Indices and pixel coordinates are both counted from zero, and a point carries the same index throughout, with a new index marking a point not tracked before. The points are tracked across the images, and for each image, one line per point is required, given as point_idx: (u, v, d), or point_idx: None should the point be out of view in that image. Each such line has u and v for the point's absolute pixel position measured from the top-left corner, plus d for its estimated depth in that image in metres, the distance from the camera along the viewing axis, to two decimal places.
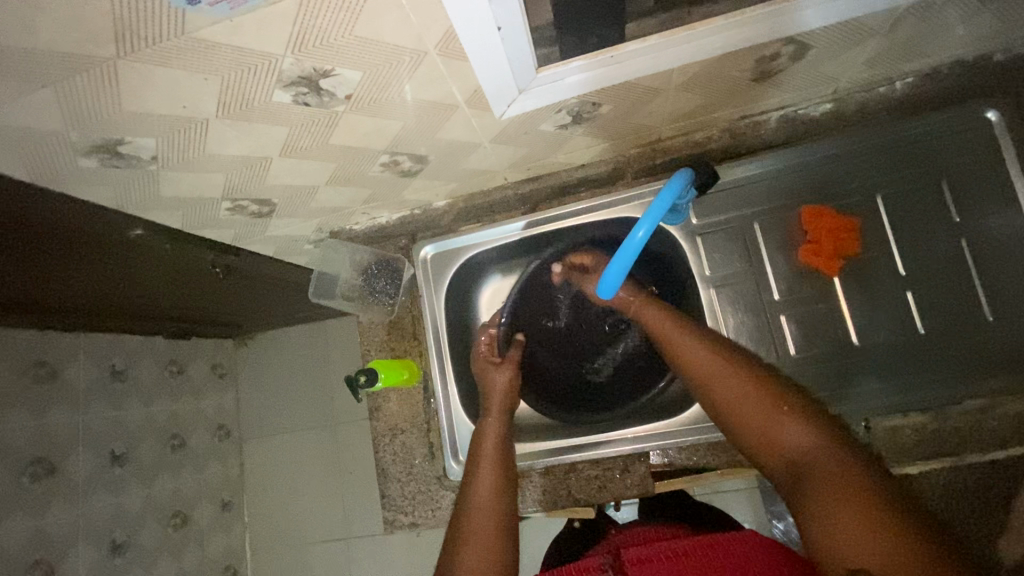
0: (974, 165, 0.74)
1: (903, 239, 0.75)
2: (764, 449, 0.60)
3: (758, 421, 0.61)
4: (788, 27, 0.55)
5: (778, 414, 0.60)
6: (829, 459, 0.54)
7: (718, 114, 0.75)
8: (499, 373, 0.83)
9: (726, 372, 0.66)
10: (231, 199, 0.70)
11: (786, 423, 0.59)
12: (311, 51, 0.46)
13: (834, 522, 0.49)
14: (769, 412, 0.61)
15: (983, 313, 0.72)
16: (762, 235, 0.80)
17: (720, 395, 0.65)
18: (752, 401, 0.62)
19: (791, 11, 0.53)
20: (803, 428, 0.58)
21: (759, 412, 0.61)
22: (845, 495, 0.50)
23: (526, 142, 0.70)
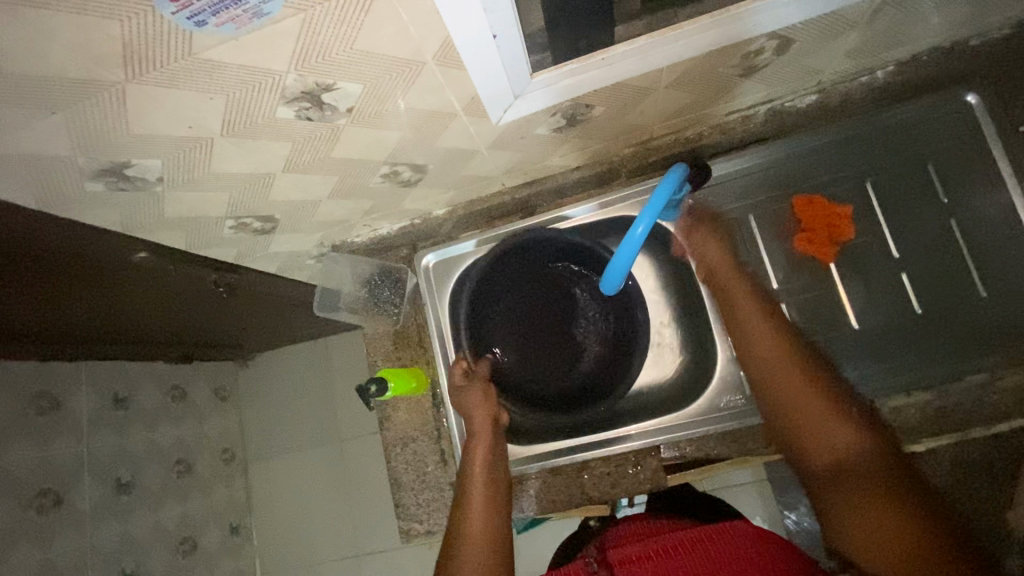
0: (956, 148, 0.76)
1: (893, 223, 0.77)
2: (808, 444, 0.65)
3: (821, 423, 0.64)
4: (753, 28, 0.57)
5: (835, 415, 0.64)
6: (882, 468, 0.60)
7: (708, 111, 0.76)
8: (472, 396, 0.81)
9: (800, 369, 0.68)
10: (234, 217, 0.71)
11: (843, 426, 0.63)
12: (314, 66, 0.47)
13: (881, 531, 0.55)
14: (828, 410, 0.65)
15: (976, 290, 0.74)
16: (758, 226, 0.82)
17: (772, 376, 0.69)
18: (816, 397, 0.66)
19: (750, 15, 0.56)
20: (857, 433, 0.63)
21: (821, 413, 0.65)
22: (898, 507, 0.56)
23: (522, 147, 0.72)
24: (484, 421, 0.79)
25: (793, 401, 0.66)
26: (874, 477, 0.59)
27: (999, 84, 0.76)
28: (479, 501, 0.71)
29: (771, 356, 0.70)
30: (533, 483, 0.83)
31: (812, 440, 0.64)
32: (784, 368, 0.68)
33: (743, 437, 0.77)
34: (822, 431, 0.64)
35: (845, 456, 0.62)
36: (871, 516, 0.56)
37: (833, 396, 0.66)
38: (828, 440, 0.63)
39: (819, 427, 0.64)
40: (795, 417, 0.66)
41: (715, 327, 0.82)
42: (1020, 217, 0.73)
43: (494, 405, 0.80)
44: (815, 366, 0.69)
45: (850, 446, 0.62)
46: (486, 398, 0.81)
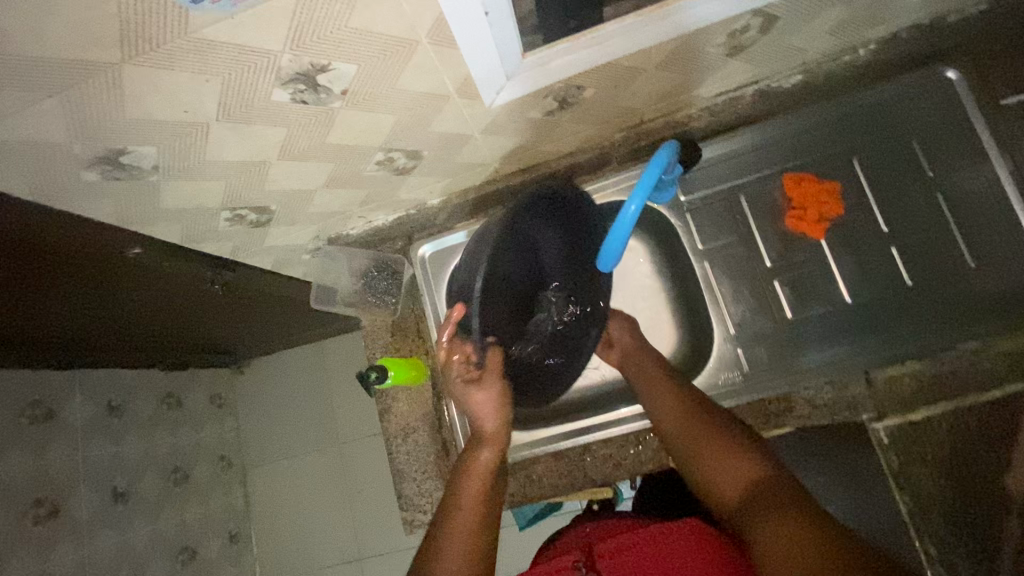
0: (939, 125, 0.78)
1: (881, 198, 0.79)
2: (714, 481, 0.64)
3: (723, 470, 0.63)
4: (677, 25, 0.59)
5: (734, 458, 0.64)
6: (778, 496, 0.57)
7: (697, 92, 0.77)
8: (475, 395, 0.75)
9: (695, 425, 0.68)
10: (230, 208, 0.71)
11: (737, 456, 0.63)
12: (309, 45, 0.48)
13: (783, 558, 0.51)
14: (721, 443, 0.65)
15: (963, 259, 0.75)
16: (749, 206, 0.83)
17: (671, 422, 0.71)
18: (707, 432, 0.67)
19: (672, 12, 0.58)
20: (751, 461, 0.62)
21: (721, 461, 0.64)
22: (791, 524, 0.53)
23: (516, 131, 0.72)
24: (499, 429, 0.75)
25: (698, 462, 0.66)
26: (769, 505, 0.57)
27: (977, 60, 0.78)
28: (470, 506, 0.68)
29: (667, 406, 0.73)
30: (535, 468, 0.83)
31: (714, 476, 0.64)
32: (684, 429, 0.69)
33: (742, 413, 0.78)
34: (722, 464, 0.64)
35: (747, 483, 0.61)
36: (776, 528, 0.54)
37: (731, 441, 0.65)
38: (733, 486, 0.62)
39: (718, 460, 0.64)
40: (696, 452, 0.67)
41: (710, 305, 0.83)
42: (1003, 189, 0.75)
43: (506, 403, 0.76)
44: (708, 413, 0.70)
45: (743, 475, 0.62)
46: (498, 398, 0.75)
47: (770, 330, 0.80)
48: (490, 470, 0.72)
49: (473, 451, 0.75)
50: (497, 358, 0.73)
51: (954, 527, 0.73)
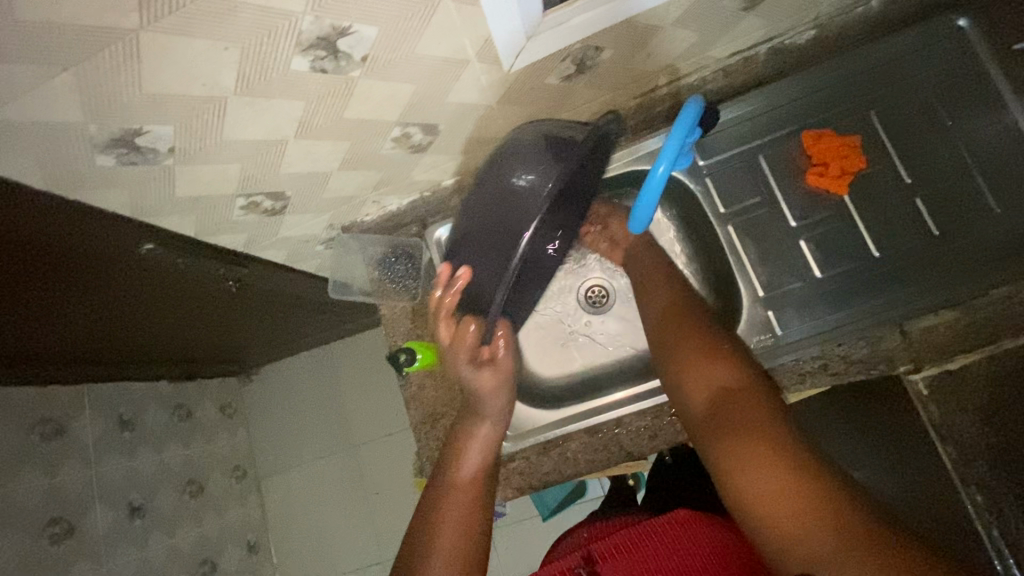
0: (956, 72, 0.77)
1: (902, 150, 0.78)
2: (690, 392, 0.63)
3: (702, 380, 0.62)
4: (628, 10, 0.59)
5: (714, 368, 0.62)
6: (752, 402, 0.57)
7: (711, 52, 0.76)
8: (482, 375, 0.75)
9: (685, 340, 0.67)
10: (245, 194, 0.70)
11: (717, 367, 0.62)
12: (330, 4, 0.46)
13: (747, 465, 0.52)
14: (703, 357, 0.64)
15: (991, 205, 0.74)
16: (769, 166, 0.82)
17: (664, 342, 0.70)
18: (693, 348, 0.66)
19: None
20: (731, 374, 0.61)
21: (701, 367, 0.63)
22: (760, 443, 0.53)
23: (532, 99, 0.71)
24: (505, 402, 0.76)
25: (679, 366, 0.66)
26: (740, 418, 0.56)
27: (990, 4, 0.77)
28: (467, 473, 0.69)
29: (663, 323, 0.72)
30: (569, 445, 0.81)
31: (692, 386, 0.63)
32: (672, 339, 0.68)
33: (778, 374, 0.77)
34: (701, 374, 0.63)
35: (721, 392, 0.60)
36: (745, 449, 0.53)
37: (715, 354, 0.64)
38: (707, 395, 0.61)
39: (700, 372, 0.63)
40: (681, 365, 0.66)
41: (736, 268, 0.82)
42: None
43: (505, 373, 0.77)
44: (700, 329, 0.68)
45: (720, 387, 0.60)
46: (502, 376, 0.77)
47: (799, 289, 0.79)
48: (491, 443, 0.74)
49: (470, 424, 0.74)
50: (504, 334, 0.79)
51: (1000, 473, 0.71)
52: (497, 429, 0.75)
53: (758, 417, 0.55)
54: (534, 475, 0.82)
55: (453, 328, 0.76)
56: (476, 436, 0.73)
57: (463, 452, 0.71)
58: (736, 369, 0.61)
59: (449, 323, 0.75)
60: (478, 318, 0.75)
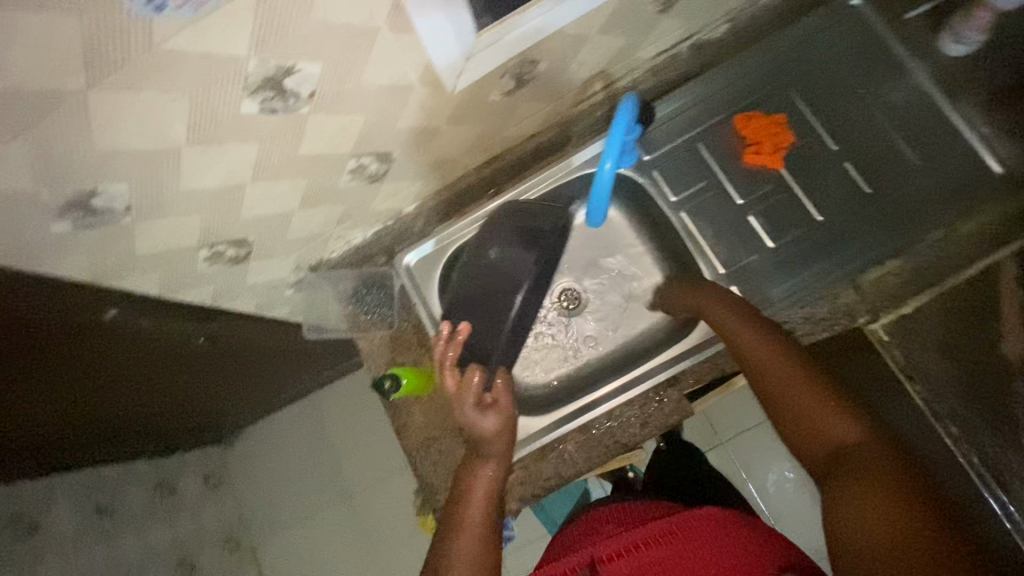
0: (858, 47, 0.85)
1: (825, 121, 0.85)
2: (808, 440, 0.62)
3: (822, 432, 0.61)
4: (532, 35, 0.63)
5: (839, 423, 0.60)
6: (869, 462, 0.55)
7: (638, 55, 0.82)
8: (484, 419, 0.70)
9: (800, 385, 0.64)
10: (207, 244, 0.70)
11: (844, 422, 0.60)
12: (273, 46, 0.48)
13: (862, 510, 0.51)
14: (822, 408, 0.62)
15: (911, 159, 0.81)
16: (709, 152, 0.87)
17: (771, 383, 0.66)
18: (808, 395, 0.63)
19: (532, 16, 0.62)
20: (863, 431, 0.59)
21: (814, 414, 0.62)
22: (886, 491, 0.51)
23: (479, 118, 0.75)
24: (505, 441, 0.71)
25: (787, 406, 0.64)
26: (864, 475, 0.54)
27: None
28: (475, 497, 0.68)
29: (766, 357, 0.68)
30: (565, 448, 0.82)
31: (806, 437, 0.62)
32: (778, 374, 0.66)
33: None
34: (819, 427, 0.61)
35: (847, 449, 0.59)
36: (868, 499, 0.52)
37: (837, 406, 0.62)
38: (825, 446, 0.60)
39: (821, 423, 0.61)
40: (793, 414, 0.64)
41: (695, 250, 0.85)
42: (929, 93, 0.83)
43: (507, 417, 0.72)
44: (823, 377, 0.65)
45: (845, 440, 0.59)
46: (505, 418, 0.71)
47: (756, 261, 0.83)
48: (490, 489, 0.68)
49: (476, 460, 0.71)
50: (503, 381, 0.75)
51: None
52: (501, 472, 0.70)
53: (889, 477, 0.53)
54: (536, 482, 0.81)
55: (457, 378, 0.73)
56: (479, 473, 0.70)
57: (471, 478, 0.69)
58: (862, 425, 0.60)
59: (453, 373, 0.73)
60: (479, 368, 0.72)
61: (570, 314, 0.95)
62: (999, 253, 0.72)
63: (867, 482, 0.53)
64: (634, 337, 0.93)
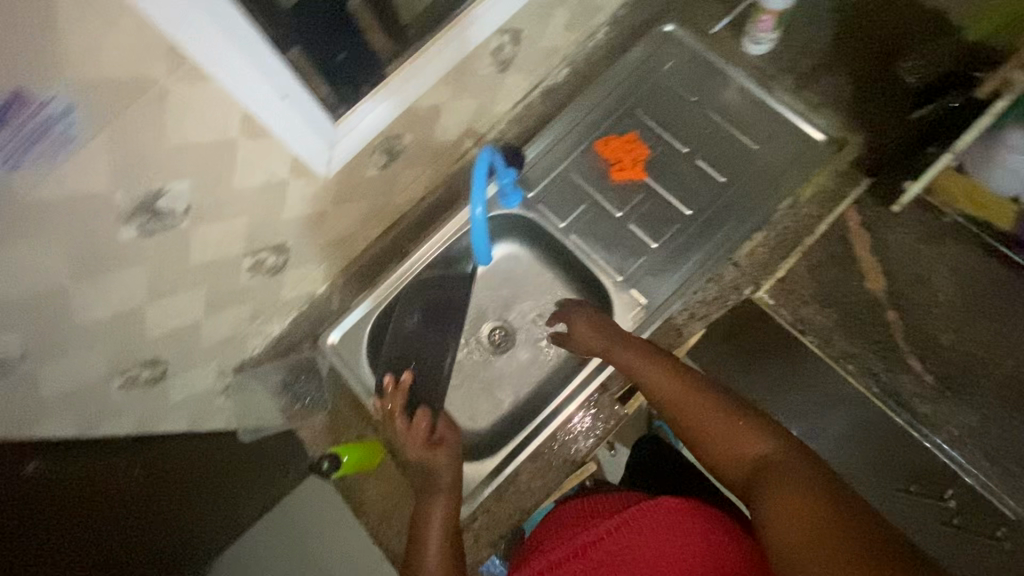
0: (682, 62, 0.98)
1: (671, 130, 0.96)
2: (723, 463, 0.63)
3: (731, 448, 0.63)
4: (387, 115, 0.71)
5: (745, 438, 0.62)
6: (788, 470, 0.58)
7: (496, 109, 0.91)
8: (435, 456, 0.76)
9: (702, 408, 0.67)
10: (119, 371, 0.70)
11: (750, 435, 0.62)
12: (136, 176, 0.53)
13: (786, 520, 0.53)
14: (727, 425, 0.64)
15: (750, 145, 0.93)
16: (583, 177, 0.96)
17: (678, 412, 0.69)
18: (713, 416, 0.65)
19: (384, 99, 0.69)
20: (768, 440, 0.61)
21: (729, 433, 0.63)
22: (801, 498, 0.54)
23: (363, 194, 0.81)
24: (451, 476, 0.75)
25: (699, 430, 0.66)
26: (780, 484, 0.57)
27: (682, 8, 0.99)
28: (434, 536, 0.71)
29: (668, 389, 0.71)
30: (519, 480, 0.84)
31: (722, 457, 0.64)
32: (685, 402, 0.69)
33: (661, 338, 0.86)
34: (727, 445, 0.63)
35: (758, 461, 0.61)
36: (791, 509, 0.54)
37: (740, 419, 0.64)
38: (737, 462, 0.62)
39: (730, 439, 0.63)
40: (703, 437, 0.65)
41: (592, 265, 0.93)
42: (751, 90, 0.95)
43: (453, 456, 0.77)
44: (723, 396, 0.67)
45: (755, 453, 0.61)
46: (455, 457, 0.77)
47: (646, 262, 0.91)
48: (447, 521, 0.73)
49: (428, 499, 0.74)
50: (445, 423, 0.81)
51: (855, 339, 0.83)
52: (452, 503, 0.74)
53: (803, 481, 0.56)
54: (500, 522, 0.82)
55: (407, 422, 0.78)
56: (433, 510, 0.73)
57: (429, 515, 0.73)
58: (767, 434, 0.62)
59: (403, 419, 0.78)
60: (427, 410, 0.79)
61: (501, 351, 0.99)
62: (840, 206, 0.87)
63: (789, 487, 0.56)
64: (564, 358, 0.97)
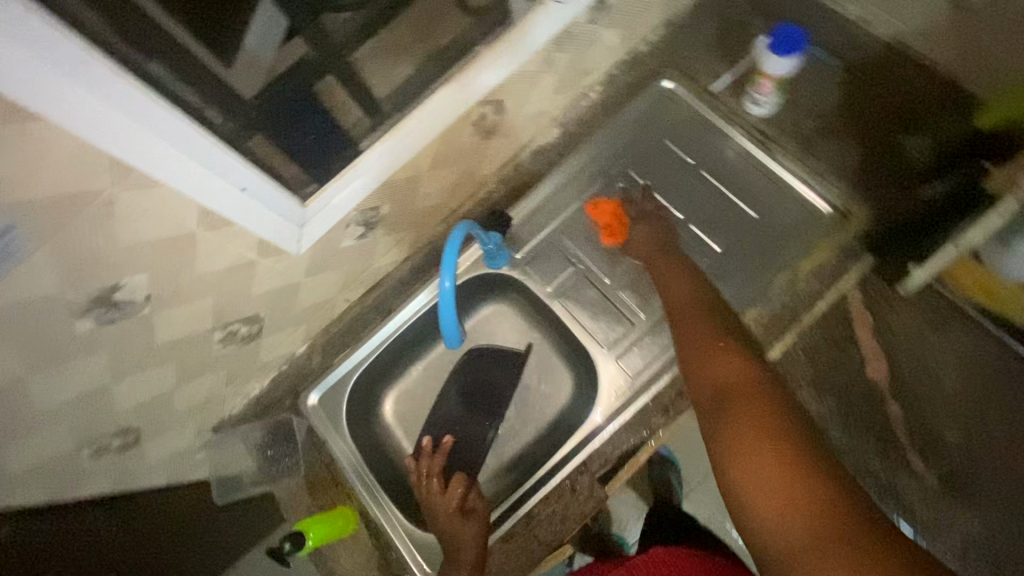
0: (679, 120, 0.94)
1: (665, 192, 0.92)
2: (701, 376, 0.62)
3: (717, 363, 0.61)
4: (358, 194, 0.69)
5: (733, 359, 0.61)
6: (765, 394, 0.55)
7: (482, 171, 0.89)
8: (466, 525, 0.75)
9: (708, 327, 0.66)
10: (90, 442, 0.70)
11: (738, 359, 0.60)
12: (88, 276, 0.52)
13: (744, 442, 0.51)
14: (716, 344, 0.63)
15: (749, 213, 0.88)
16: (572, 239, 0.93)
17: (684, 325, 0.69)
18: (711, 334, 0.65)
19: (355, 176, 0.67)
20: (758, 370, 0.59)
21: (712, 352, 0.63)
22: (769, 421, 0.52)
23: (340, 263, 0.80)
24: (477, 551, 0.73)
25: (694, 344, 0.65)
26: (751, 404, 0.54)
27: (681, 65, 0.95)
28: None
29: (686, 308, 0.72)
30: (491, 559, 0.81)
31: (703, 371, 0.62)
32: (691, 318, 0.69)
33: (644, 417, 0.83)
34: (714, 357, 0.62)
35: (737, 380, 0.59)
36: (754, 433, 0.51)
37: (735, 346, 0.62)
38: (716, 374, 0.60)
39: (716, 357, 0.62)
40: (693, 348, 0.65)
41: (578, 333, 0.90)
42: (752, 153, 0.90)
43: (482, 530, 0.76)
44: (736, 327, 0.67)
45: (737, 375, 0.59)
46: (484, 526, 0.76)
47: (633, 333, 0.88)
48: None
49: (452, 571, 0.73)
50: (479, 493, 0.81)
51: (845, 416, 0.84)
52: None
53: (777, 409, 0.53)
54: None
55: (441, 487, 0.80)
56: None
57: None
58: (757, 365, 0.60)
59: (437, 483, 0.80)
60: (461, 477, 0.80)
61: None
62: (843, 282, 0.81)
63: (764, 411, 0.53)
64: (547, 425, 0.94)
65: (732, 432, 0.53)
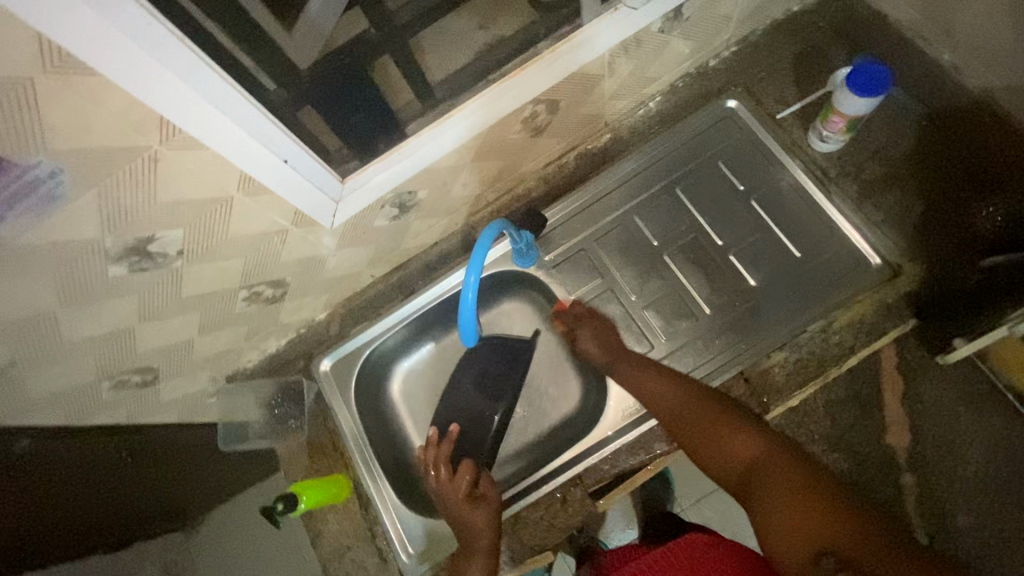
0: (737, 143, 0.90)
1: (709, 216, 0.89)
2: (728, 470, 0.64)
3: (728, 454, 0.64)
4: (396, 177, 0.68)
5: (736, 437, 0.64)
6: (772, 456, 0.61)
7: (524, 167, 0.88)
8: (474, 512, 0.75)
9: (701, 414, 0.68)
10: (110, 376, 0.73)
11: (741, 434, 0.64)
12: (124, 226, 0.53)
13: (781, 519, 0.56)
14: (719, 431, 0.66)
15: (792, 250, 0.85)
16: (605, 250, 0.91)
17: (676, 418, 0.70)
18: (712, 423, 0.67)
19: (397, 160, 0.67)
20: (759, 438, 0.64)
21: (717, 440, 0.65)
22: (779, 481, 0.59)
23: (370, 240, 0.79)
24: (490, 538, 0.73)
25: (700, 439, 0.67)
26: (765, 477, 0.60)
27: (749, 86, 0.91)
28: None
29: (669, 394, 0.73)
30: None
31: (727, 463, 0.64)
32: (679, 406, 0.71)
33: (648, 442, 0.81)
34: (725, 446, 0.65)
35: (751, 458, 0.62)
36: (782, 504, 0.56)
37: (733, 422, 0.66)
38: (735, 461, 0.63)
39: (726, 445, 0.65)
40: (701, 439, 0.67)
41: None
42: (807, 190, 0.86)
43: (491, 517, 0.75)
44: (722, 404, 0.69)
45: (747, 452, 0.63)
46: (493, 512, 0.76)
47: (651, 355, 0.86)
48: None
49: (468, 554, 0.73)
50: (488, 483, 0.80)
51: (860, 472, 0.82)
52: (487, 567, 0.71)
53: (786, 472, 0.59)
54: None
55: (449, 475, 0.79)
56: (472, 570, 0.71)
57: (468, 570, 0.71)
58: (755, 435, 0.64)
59: (447, 472, 0.79)
60: (471, 466, 0.79)
61: None
62: (881, 340, 0.76)
63: (775, 477, 0.59)
64: (549, 430, 0.94)
65: (760, 505, 0.58)
